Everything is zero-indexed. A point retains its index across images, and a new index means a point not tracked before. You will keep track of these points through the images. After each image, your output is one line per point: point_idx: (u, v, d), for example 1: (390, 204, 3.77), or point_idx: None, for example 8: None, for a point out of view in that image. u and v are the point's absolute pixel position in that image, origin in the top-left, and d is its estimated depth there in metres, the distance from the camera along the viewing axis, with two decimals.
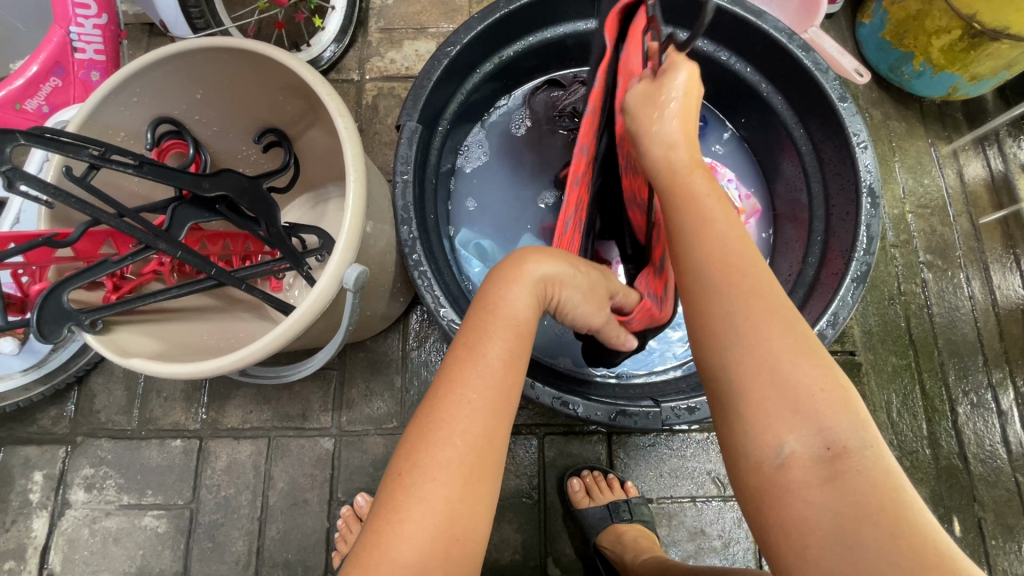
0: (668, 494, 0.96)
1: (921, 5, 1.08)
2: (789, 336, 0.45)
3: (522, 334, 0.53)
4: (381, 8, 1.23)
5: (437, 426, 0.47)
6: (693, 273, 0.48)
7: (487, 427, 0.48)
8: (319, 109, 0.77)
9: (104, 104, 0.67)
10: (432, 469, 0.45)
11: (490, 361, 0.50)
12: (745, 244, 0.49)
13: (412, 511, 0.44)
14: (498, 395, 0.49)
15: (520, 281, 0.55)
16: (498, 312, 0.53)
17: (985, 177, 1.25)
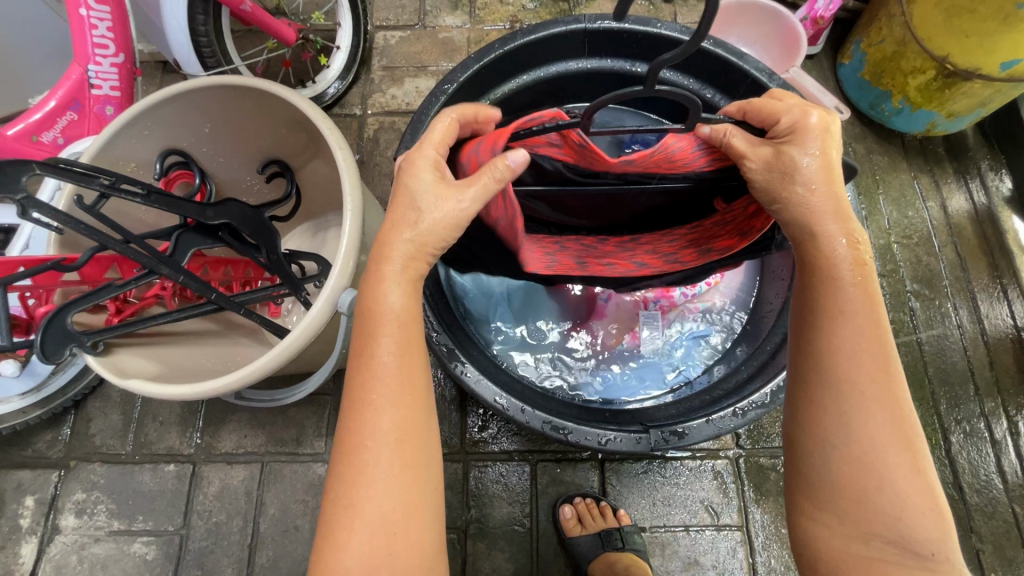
0: (662, 523, 0.96)
1: (896, 48, 1.13)
2: (892, 439, 0.49)
3: (410, 311, 0.52)
4: (384, 48, 1.30)
5: (353, 434, 0.48)
6: (813, 362, 0.53)
7: (399, 420, 0.49)
8: (320, 143, 0.81)
9: (117, 136, 0.71)
10: (355, 478, 0.47)
11: (387, 356, 0.50)
12: (875, 346, 0.51)
13: (352, 513, 0.47)
14: (400, 381, 0.49)
15: (388, 277, 0.52)
16: (381, 312, 0.51)
17: (968, 210, 1.29)
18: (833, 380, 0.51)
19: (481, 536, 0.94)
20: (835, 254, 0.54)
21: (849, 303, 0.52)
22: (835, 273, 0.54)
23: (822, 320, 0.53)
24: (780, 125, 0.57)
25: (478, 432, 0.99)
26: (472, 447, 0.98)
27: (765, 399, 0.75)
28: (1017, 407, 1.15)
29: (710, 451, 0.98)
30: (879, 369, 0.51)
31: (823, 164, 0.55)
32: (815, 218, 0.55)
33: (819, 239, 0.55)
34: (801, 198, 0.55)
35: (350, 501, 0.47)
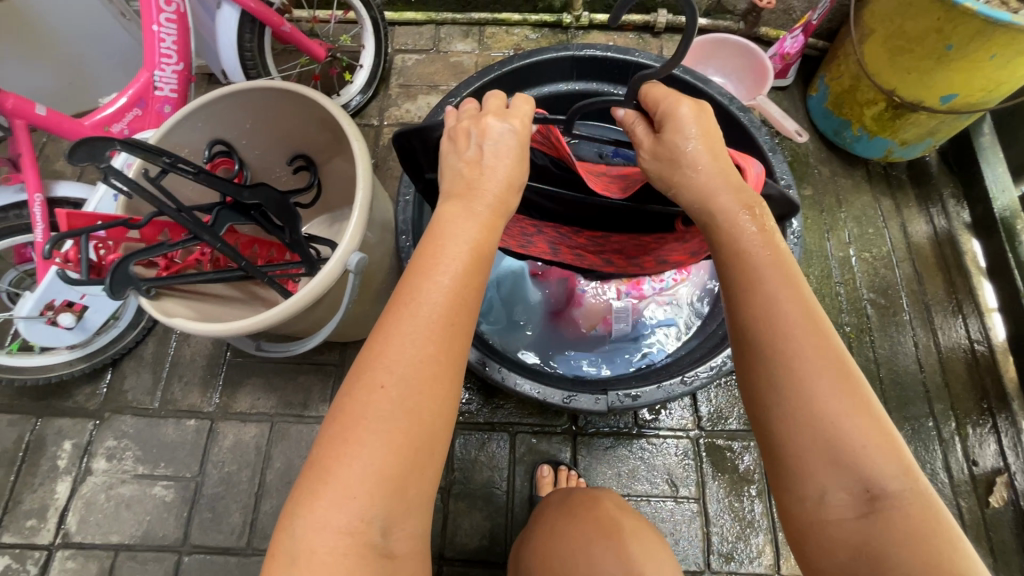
0: (627, 492, 1.06)
1: (852, 82, 1.28)
2: (834, 382, 0.51)
3: (476, 261, 0.57)
4: (402, 68, 1.47)
5: (388, 344, 0.51)
6: (744, 329, 0.56)
7: (439, 334, 0.52)
8: (344, 141, 0.96)
9: (176, 127, 0.86)
10: (377, 384, 0.50)
11: (431, 300, 0.53)
12: (794, 305, 0.54)
13: (343, 449, 0.48)
14: (435, 327, 0.52)
15: (470, 211, 0.60)
16: (456, 241, 0.57)
17: (926, 231, 1.41)
18: (774, 331, 0.53)
19: (462, 496, 1.05)
20: (739, 227, 0.60)
21: (766, 268, 0.57)
22: (739, 243, 0.59)
23: (743, 283, 0.57)
24: (659, 115, 0.68)
25: (461, 404, 1.10)
26: (459, 417, 1.09)
27: (710, 371, 0.87)
28: (965, 410, 1.24)
29: (673, 431, 1.09)
30: (805, 318, 0.54)
31: (705, 143, 0.65)
32: (711, 196, 0.64)
33: (716, 218, 0.62)
34: (697, 178, 0.65)
35: (343, 438, 0.49)
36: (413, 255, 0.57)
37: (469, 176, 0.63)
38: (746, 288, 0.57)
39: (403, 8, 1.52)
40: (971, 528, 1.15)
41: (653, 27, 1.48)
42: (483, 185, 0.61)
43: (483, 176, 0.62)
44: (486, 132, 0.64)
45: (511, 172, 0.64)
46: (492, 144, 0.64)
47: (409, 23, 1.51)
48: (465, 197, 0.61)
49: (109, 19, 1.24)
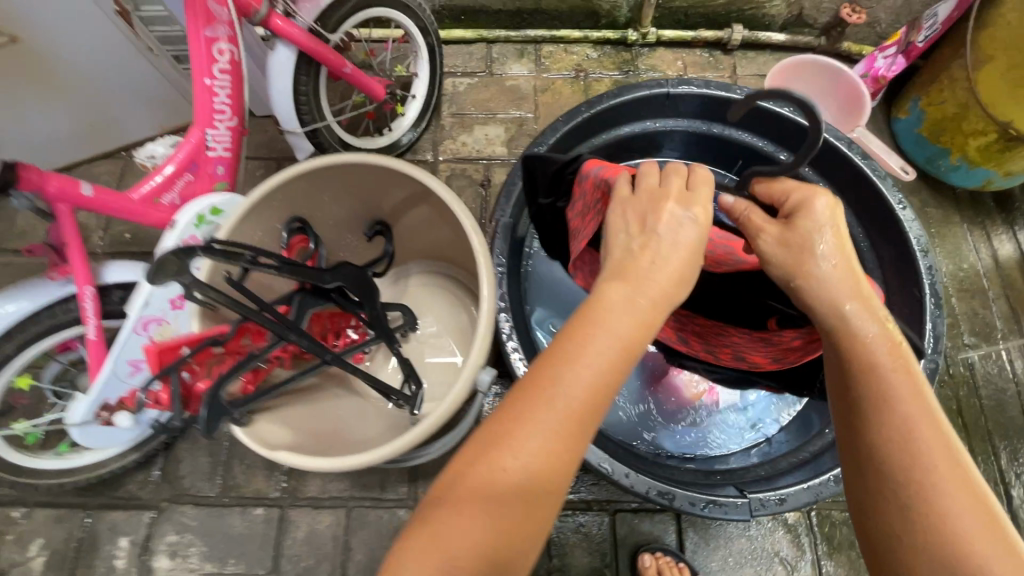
0: (738, 574, 0.98)
1: (957, 109, 1.17)
2: (975, 513, 0.46)
3: (629, 355, 0.47)
4: (453, 95, 1.33)
5: (498, 440, 0.44)
6: (869, 446, 0.50)
7: (556, 439, 0.44)
8: (423, 199, 0.82)
9: (253, 209, 0.74)
10: (477, 482, 0.43)
11: (555, 400, 0.44)
12: (933, 431, 0.49)
13: (435, 521, 0.42)
14: (564, 425, 0.44)
15: (624, 298, 0.48)
16: (593, 329, 0.47)
17: (1021, 262, 1.32)
18: (910, 445, 0.48)
19: None
20: (871, 336, 0.54)
21: (900, 374, 0.52)
22: (870, 347, 0.53)
23: (872, 384, 0.52)
24: (789, 202, 0.62)
25: None
26: None
27: None
28: None
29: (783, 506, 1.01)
30: (944, 436, 0.49)
31: (841, 245, 0.57)
32: (838, 296, 0.56)
33: (842, 321, 0.55)
34: (825, 273, 0.57)
35: (434, 515, 0.42)
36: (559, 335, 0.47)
37: (633, 262, 0.51)
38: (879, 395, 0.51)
39: (451, 25, 1.37)
40: None
41: (727, 45, 1.35)
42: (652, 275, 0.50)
43: (647, 267, 0.50)
44: (664, 215, 0.53)
45: (683, 267, 0.51)
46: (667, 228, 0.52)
47: (458, 42, 1.37)
48: (629, 280, 0.49)
49: (135, 55, 1.08)
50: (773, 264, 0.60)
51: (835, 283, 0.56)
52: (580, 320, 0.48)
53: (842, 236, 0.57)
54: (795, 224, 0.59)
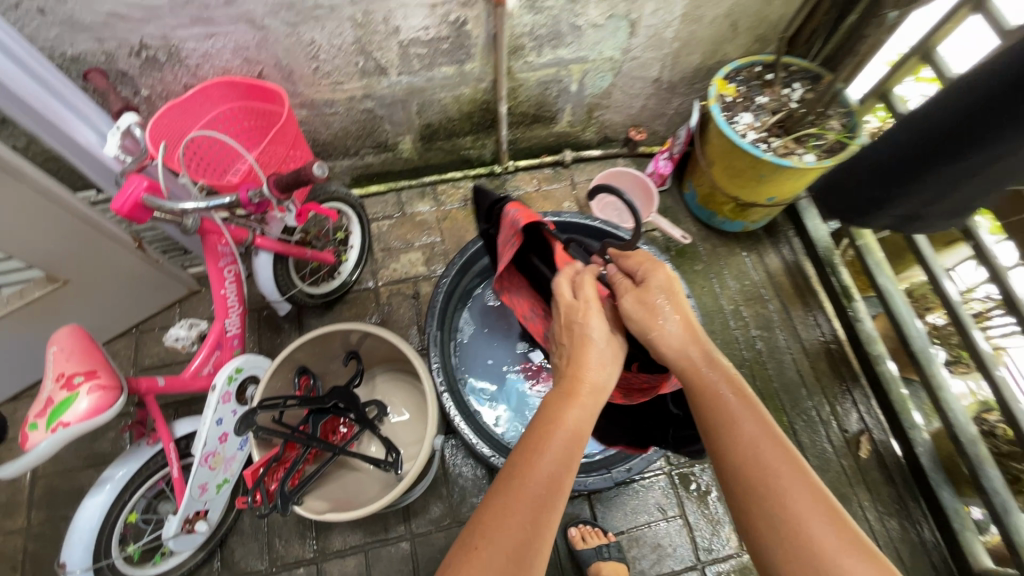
0: (633, 524, 1.50)
1: (710, 189, 1.80)
2: (809, 489, 0.69)
3: (586, 413, 0.81)
4: (380, 234, 1.83)
5: (522, 471, 0.73)
6: (728, 460, 0.75)
7: (554, 473, 0.73)
8: (370, 334, 1.29)
9: (277, 371, 1.21)
10: (509, 493, 0.71)
11: (552, 447, 0.75)
12: (770, 440, 0.74)
13: (488, 523, 0.68)
14: (558, 469, 0.73)
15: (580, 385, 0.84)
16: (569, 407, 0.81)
17: (784, 269, 1.97)
18: (764, 455, 0.73)
19: None
20: (714, 382, 0.81)
21: (743, 409, 0.77)
22: (715, 393, 0.80)
23: (725, 425, 0.77)
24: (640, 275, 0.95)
25: None
26: None
27: None
28: (833, 394, 1.80)
29: (653, 472, 1.54)
30: (773, 446, 0.74)
31: (681, 314, 0.89)
32: (684, 352, 0.87)
33: (693, 372, 0.84)
34: (669, 332, 0.87)
35: (487, 518, 0.69)
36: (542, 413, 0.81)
37: (568, 365, 0.89)
38: (727, 432, 0.77)
39: (367, 183, 1.87)
40: (853, 476, 1.70)
41: (563, 163, 1.91)
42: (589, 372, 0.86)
43: (579, 365, 0.87)
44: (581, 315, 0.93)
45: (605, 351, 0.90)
46: (594, 331, 0.91)
47: (375, 194, 1.87)
48: (577, 376, 0.86)
49: (145, 267, 1.50)
50: (631, 314, 0.90)
51: (685, 355, 0.86)
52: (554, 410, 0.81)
53: (682, 315, 0.89)
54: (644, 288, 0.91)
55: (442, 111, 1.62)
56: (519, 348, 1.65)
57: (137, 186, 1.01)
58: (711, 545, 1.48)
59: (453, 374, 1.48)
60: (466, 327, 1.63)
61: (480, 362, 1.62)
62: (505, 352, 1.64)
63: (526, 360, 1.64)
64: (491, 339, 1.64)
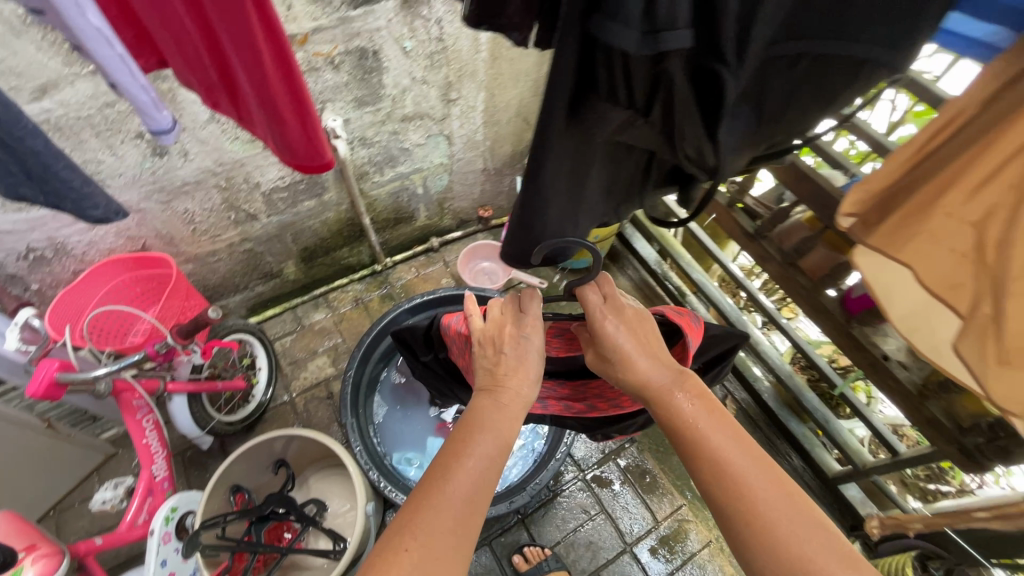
0: (566, 532, 1.73)
1: None
2: (786, 502, 0.67)
3: (506, 419, 0.83)
4: (285, 350, 2.01)
5: (444, 473, 0.73)
6: (701, 468, 0.72)
7: (480, 479, 0.73)
8: (292, 437, 1.47)
9: (212, 493, 1.35)
10: (433, 498, 0.70)
11: (477, 456, 0.76)
12: (741, 449, 0.72)
13: (415, 523, 0.67)
14: (482, 472, 0.74)
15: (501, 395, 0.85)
16: (494, 422, 0.81)
17: (632, 285, 2.42)
18: (744, 468, 0.70)
19: None
20: (675, 396, 0.78)
21: (718, 426, 0.74)
22: (681, 414, 0.76)
23: (702, 447, 0.73)
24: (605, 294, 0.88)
25: None
26: None
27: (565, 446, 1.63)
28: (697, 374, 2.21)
29: (570, 482, 1.80)
30: (749, 458, 0.71)
31: (640, 333, 0.86)
32: (648, 372, 0.81)
33: (657, 388, 0.80)
34: (628, 350, 0.83)
35: (415, 516, 0.68)
36: (464, 424, 0.80)
37: (495, 375, 0.88)
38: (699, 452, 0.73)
39: (263, 308, 2.07)
40: None
41: (433, 248, 2.24)
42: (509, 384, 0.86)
43: (503, 375, 0.87)
44: (507, 338, 0.91)
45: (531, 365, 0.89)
46: (521, 349, 0.90)
47: (273, 317, 2.07)
48: (506, 391, 0.86)
49: (59, 444, 1.56)
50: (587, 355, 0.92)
51: (648, 375, 0.81)
52: (478, 418, 0.81)
53: (636, 334, 0.85)
54: (611, 311, 0.87)
55: (314, 234, 1.89)
56: (433, 412, 1.87)
57: (49, 368, 1.15)
58: (632, 527, 1.74)
59: (376, 452, 1.67)
60: (379, 407, 1.83)
61: (400, 436, 1.82)
62: (420, 420, 1.85)
63: (441, 421, 1.86)
64: (406, 413, 1.85)
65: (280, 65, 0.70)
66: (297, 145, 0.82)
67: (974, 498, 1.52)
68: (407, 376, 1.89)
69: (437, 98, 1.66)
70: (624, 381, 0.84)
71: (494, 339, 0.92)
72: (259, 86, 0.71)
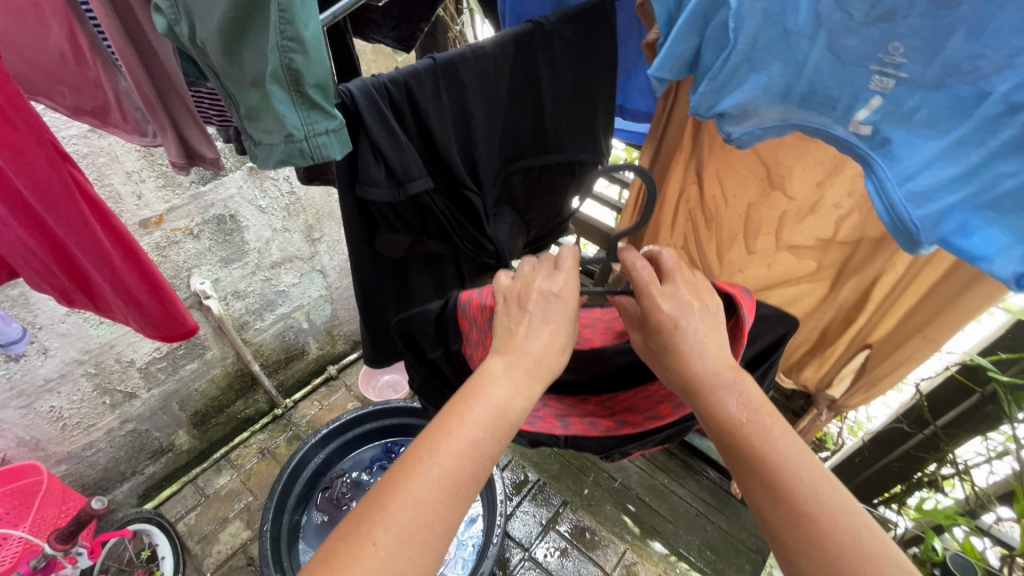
0: None
1: None
2: (845, 509, 0.55)
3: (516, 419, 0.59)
4: (189, 529, 1.85)
5: (423, 453, 0.55)
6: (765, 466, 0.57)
7: (471, 471, 0.55)
8: None
9: None
10: (402, 488, 0.53)
11: (466, 438, 0.56)
12: (800, 448, 0.59)
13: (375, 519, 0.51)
14: (471, 458, 0.55)
15: (511, 361, 0.61)
16: (498, 401, 0.58)
17: None
18: (802, 481, 0.56)
19: None
20: (730, 396, 0.61)
21: (779, 432, 0.60)
22: (733, 417, 0.60)
23: (765, 462, 0.58)
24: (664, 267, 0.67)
25: None
26: None
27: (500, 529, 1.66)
28: None
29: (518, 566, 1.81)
30: (803, 470, 0.57)
31: (705, 320, 0.64)
32: (706, 369, 0.62)
33: (716, 382, 0.61)
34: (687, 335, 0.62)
35: (384, 508, 0.51)
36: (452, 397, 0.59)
37: (512, 336, 0.63)
38: (760, 468, 0.58)
39: (157, 491, 1.92)
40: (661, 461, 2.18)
41: (332, 376, 2.27)
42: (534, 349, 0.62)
43: (524, 340, 0.62)
44: (533, 294, 0.65)
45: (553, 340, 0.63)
46: (545, 305, 0.64)
47: (170, 497, 1.91)
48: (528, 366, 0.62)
49: None
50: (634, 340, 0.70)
51: (706, 371, 0.62)
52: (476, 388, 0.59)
53: (705, 320, 0.64)
54: (670, 286, 0.65)
55: (202, 395, 1.86)
56: None
57: None
58: None
59: None
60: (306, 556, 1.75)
61: None
62: None
63: None
64: None
65: (128, 257, 0.82)
66: (157, 320, 0.91)
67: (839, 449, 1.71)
68: (329, 512, 1.83)
69: (302, 240, 1.81)
70: (664, 375, 0.66)
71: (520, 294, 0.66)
72: (110, 278, 0.81)
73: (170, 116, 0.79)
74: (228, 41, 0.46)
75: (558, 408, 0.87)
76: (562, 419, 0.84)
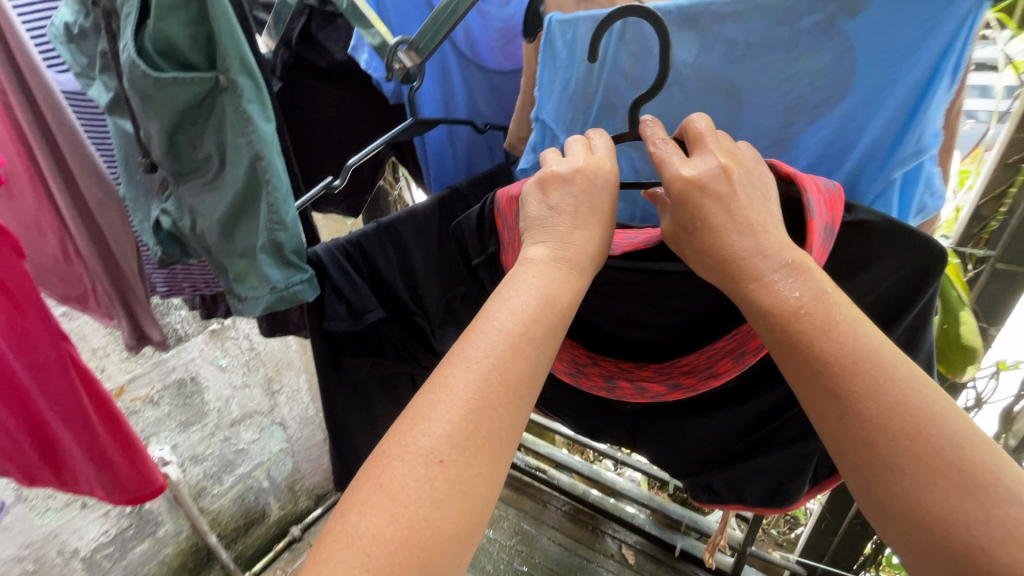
0: None
1: None
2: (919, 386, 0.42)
3: (544, 334, 0.47)
4: None
5: (441, 379, 0.44)
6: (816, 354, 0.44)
7: (510, 385, 0.44)
8: None
9: None
10: (413, 427, 0.42)
11: (496, 349, 0.45)
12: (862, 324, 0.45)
13: (356, 504, 0.39)
14: (507, 374, 0.45)
15: (542, 261, 0.51)
16: (535, 297, 0.49)
17: None
18: (873, 388, 0.42)
19: None
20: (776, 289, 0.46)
21: (849, 320, 0.45)
22: (788, 304, 0.45)
23: (826, 365, 0.44)
24: (694, 138, 0.54)
25: None
26: None
27: None
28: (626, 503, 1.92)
29: None
30: (878, 374, 0.42)
31: (754, 189, 0.50)
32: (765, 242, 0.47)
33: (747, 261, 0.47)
34: (735, 199, 0.49)
35: (381, 466, 0.41)
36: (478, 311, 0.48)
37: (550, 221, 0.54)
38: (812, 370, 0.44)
39: None
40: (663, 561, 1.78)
41: (295, 538, 2.10)
42: (572, 239, 0.53)
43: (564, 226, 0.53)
44: (561, 177, 0.55)
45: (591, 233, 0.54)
46: (575, 187, 0.55)
47: None
48: (566, 263, 0.52)
49: None
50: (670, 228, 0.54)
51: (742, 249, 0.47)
52: (501, 297, 0.49)
53: (753, 190, 0.50)
54: (707, 153, 0.51)
55: None
56: None
57: None
58: None
59: None
60: None
61: None
62: None
63: None
64: None
65: (107, 420, 0.89)
66: (128, 485, 0.94)
67: (808, 523, 1.70)
68: None
69: (262, 394, 1.86)
70: (695, 257, 0.51)
71: (544, 180, 0.56)
72: (88, 442, 0.87)
73: (127, 309, 0.93)
74: (225, 229, 0.64)
75: (606, 366, 0.81)
76: (610, 381, 0.79)
